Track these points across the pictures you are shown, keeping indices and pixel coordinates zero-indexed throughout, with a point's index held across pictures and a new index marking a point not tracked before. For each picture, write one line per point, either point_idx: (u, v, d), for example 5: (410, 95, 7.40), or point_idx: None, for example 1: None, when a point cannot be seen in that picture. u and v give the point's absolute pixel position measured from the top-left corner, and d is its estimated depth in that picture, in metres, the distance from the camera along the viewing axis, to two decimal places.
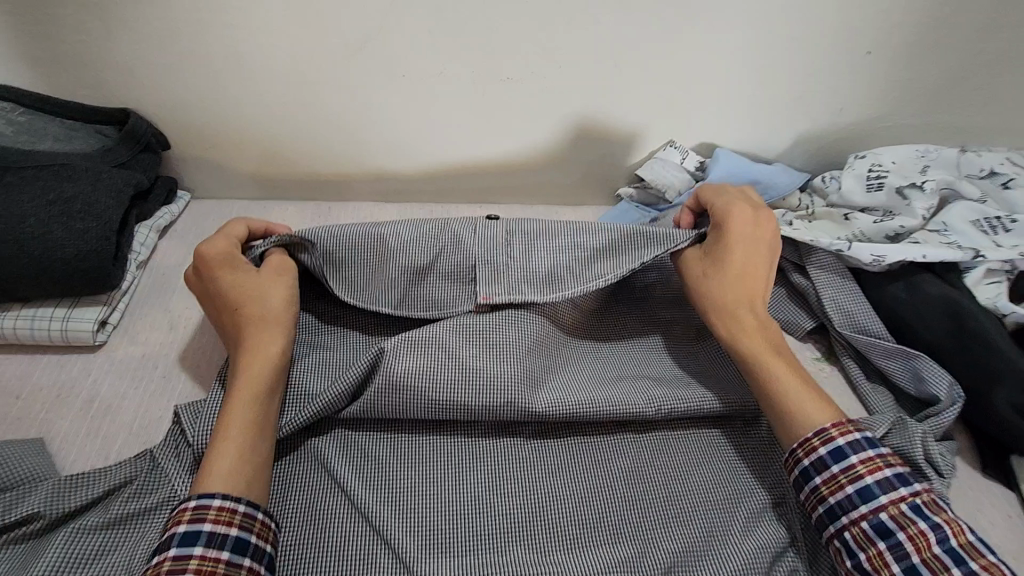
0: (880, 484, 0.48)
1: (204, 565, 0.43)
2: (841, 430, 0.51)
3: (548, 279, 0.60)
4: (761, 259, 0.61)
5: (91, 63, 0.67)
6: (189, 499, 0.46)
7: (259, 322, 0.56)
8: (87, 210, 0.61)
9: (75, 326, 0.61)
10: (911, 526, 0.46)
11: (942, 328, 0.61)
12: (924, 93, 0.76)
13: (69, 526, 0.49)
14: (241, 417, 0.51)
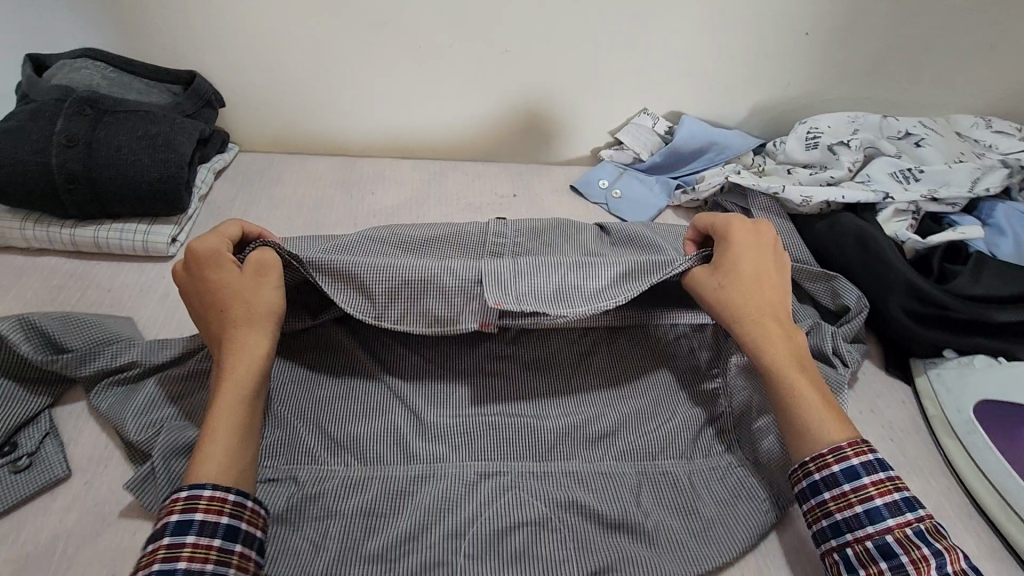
0: (888, 507, 0.49)
1: (196, 551, 0.45)
2: (856, 450, 0.51)
3: (557, 294, 0.59)
4: (768, 272, 0.60)
5: (172, 31, 0.83)
6: (180, 490, 0.48)
7: (245, 324, 0.55)
8: (167, 145, 0.76)
9: (153, 238, 0.76)
10: (913, 549, 0.47)
11: (854, 253, 0.75)
12: (856, 70, 0.90)
13: (157, 376, 0.62)
14: (231, 416, 0.51)
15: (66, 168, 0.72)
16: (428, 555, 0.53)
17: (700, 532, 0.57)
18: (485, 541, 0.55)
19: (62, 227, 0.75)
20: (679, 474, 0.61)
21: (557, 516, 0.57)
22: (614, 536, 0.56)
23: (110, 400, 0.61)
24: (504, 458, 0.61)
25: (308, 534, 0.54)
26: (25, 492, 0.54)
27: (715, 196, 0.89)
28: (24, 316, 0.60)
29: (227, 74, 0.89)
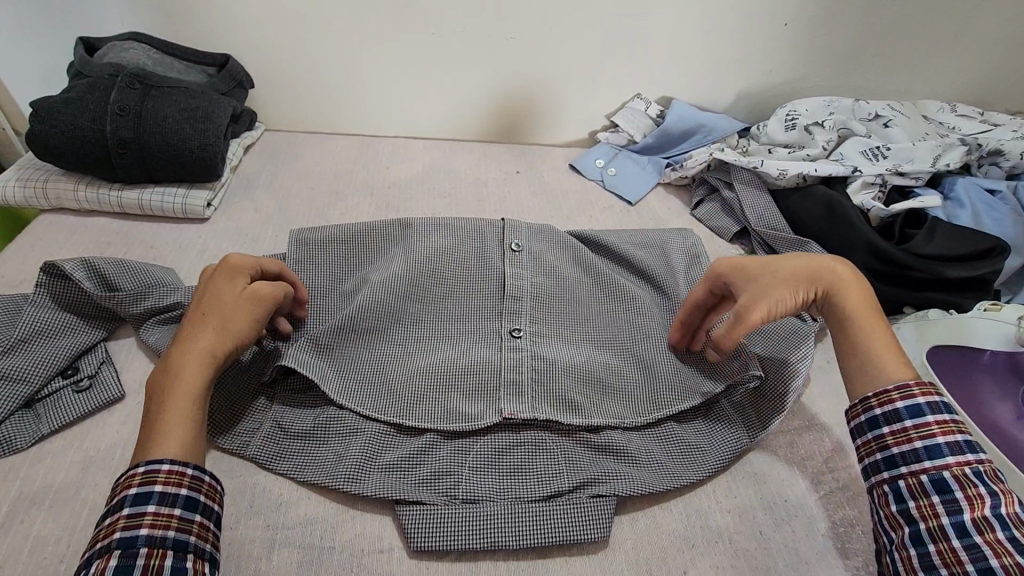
0: (948, 446, 0.48)
1: (156, 521, 0.46)
2: (924, 390, 0.50)
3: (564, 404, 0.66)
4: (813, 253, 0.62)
5: (209, 15, 0.93)
6: (139, 464, 0.48)
7: (213, 323, 0.56)
8: (206, 117, 0.85)
9: (192, 202, 0.85)
10: (969, 488, 0.46)
11: (821, 218, 0.83)
12: (832, 58, 0.98)
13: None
14: (185, 405, 0.51)
15: (119, 134, 0.81)
16: (437, 466, 0.61)
17: (678, 456, 0.64)
18: (487, 457, 0.62)
19: (112, 190, 0.84)
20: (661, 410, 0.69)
21: (551, 438, 0.64)
22: (601, 457, 0.64)
23: (158, 335, 0.69)
24: (503, 387, 0.66)
25: (333, 447, 0.62)
26: (86, 407, 0.62)
27: (703, 172, 0.96)
28: (86, 260, 0.69)
29: (258, 56, 0.98)
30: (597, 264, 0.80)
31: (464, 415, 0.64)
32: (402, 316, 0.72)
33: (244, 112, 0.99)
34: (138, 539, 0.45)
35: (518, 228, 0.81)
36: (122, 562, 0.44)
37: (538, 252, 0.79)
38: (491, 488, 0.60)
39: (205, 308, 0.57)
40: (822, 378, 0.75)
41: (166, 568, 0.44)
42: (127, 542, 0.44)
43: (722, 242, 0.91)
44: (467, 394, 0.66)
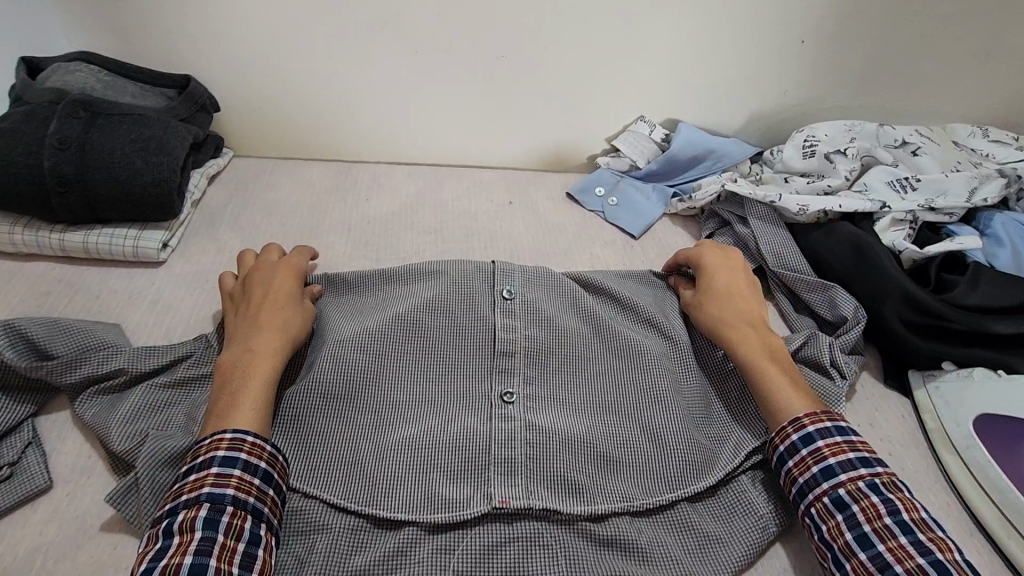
0: (841, 464, 0.56)
1: (241, 484, 0.51)
2: (813, 419, 0.59)
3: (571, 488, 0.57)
4: (744, 291, 0.71)
5: (167, 34, 0.84)
6: (226, 431, 0.54)
7: (283, 312, 0.64)
8: (160, 148, 0.76)
9: (144, 244, 0.76)
10: (863, 499, 0.53)
11: (849, 262, 0.75)
12: (854, 77, 0.90)
13: (145, 383, 0.62)
14: (260, 382, 0.58)
15: (58, 170, 0.71)
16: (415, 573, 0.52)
17: (695, 548, 0.56)
18: (475, 558, 0.54)
19: (52, 232, 0.75)
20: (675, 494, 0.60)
21: (550, 530, 0.56)
22: (607, 553, 0.55)
23: (94, 408, 0.60)
24: (492, 468, 0.57)
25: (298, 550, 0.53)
26: (4, 504, 0.53)
27: (712, 204, 0.88)
28: (10, 322, 0.59)
29: (223, 74, 0.88)
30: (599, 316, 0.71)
31: (450, 503, 0.56)
32: (379, 384, 0.63)
33: (208, 138, 0.90)
34: (224, 497, 0.50)
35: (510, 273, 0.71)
36: (210, 515, 0.49)
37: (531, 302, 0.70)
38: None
39: (280, 305, 0.64)
40: None
41: (244, 530, 0.50)
42: (216, 498, 0.50)
43: None
44: (453, 477, 0.57)
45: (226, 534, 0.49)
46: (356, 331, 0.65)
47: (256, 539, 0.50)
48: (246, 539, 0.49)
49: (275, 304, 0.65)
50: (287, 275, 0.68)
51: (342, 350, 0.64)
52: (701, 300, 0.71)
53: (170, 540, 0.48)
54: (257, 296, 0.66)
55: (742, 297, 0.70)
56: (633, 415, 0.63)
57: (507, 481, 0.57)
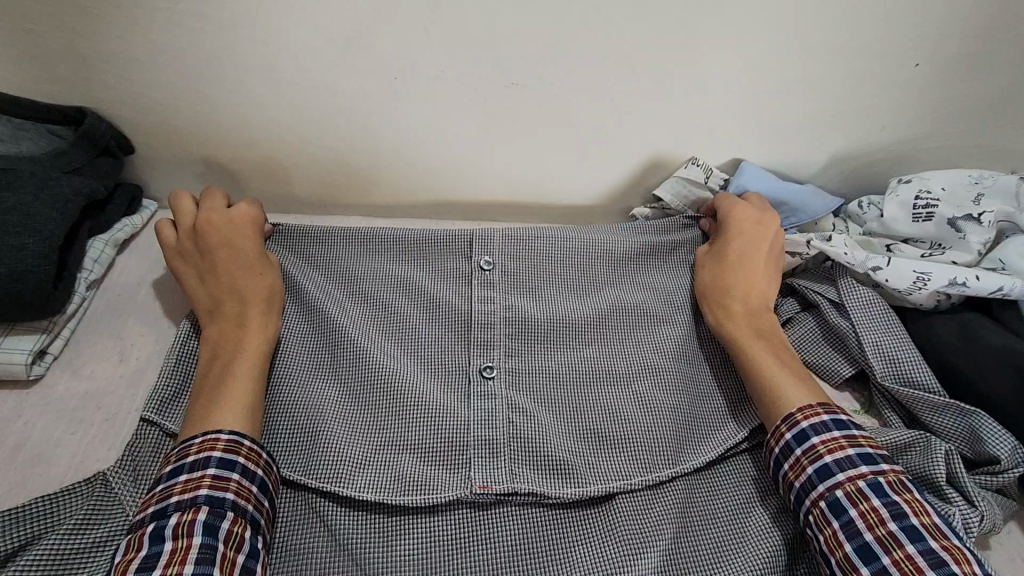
0: (837, 462, 0.50)
1: (241, 489, 0.47)
2: (806, 414, 0.53)
3: (564, 471, 0.54)
4: (752, 257, 0.64)
5: (44, 58, 0.60)
6: (221, 432, 0.49)
7: (261, 278, 0.59)
8: (24, 224, 0.54)
9: (6, 358, 0.53)
10: (863, 503, 0.48)
11: (1003, 382, 0.54)
12: (976, 113, 0.68)
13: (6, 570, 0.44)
14: (252, 356, 0.54)
15: None
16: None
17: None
18: None
19: None
20: None
21: (558, 520, 0.53)
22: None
23: None
24: (471, 449, 0.54)
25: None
26: None
27: (789, 278, 0.67)
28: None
29: (130, 106, 0.65)
30: (601, 357, 0.62)
31: (422, 486, 0.52)
32: (334, 365, 0.59)
33: (116, 188, 0.67)
34: (224, 501, 0.46)
35: (503, 387, 0.58)
36: (210, 520, 0.45)
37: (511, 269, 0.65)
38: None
39: (256, 274, 0.59)
40: None
41: (245, 540, 0.45)
42: (215, 502, 0.46)
43: (826, 387, 0.63)
44: (428, 458, 0.54)
45: (227, 543, 0.44)
46: (315, 312, 0.61)
47: (255, 551, 0.45)
48: (246, 551, 0.45)
49: (252, 271, 0.59)
50: (250, 233, 0.61)
51: (303, 330, 0.61)
52: (706, 260, 0.66)
53: (162, 545, 0.44)
54: (228, 260, 0.59)
55: (756, 264, 0.64)
56: (629, 412, 0.58)
57: (490, 467, 0.53)
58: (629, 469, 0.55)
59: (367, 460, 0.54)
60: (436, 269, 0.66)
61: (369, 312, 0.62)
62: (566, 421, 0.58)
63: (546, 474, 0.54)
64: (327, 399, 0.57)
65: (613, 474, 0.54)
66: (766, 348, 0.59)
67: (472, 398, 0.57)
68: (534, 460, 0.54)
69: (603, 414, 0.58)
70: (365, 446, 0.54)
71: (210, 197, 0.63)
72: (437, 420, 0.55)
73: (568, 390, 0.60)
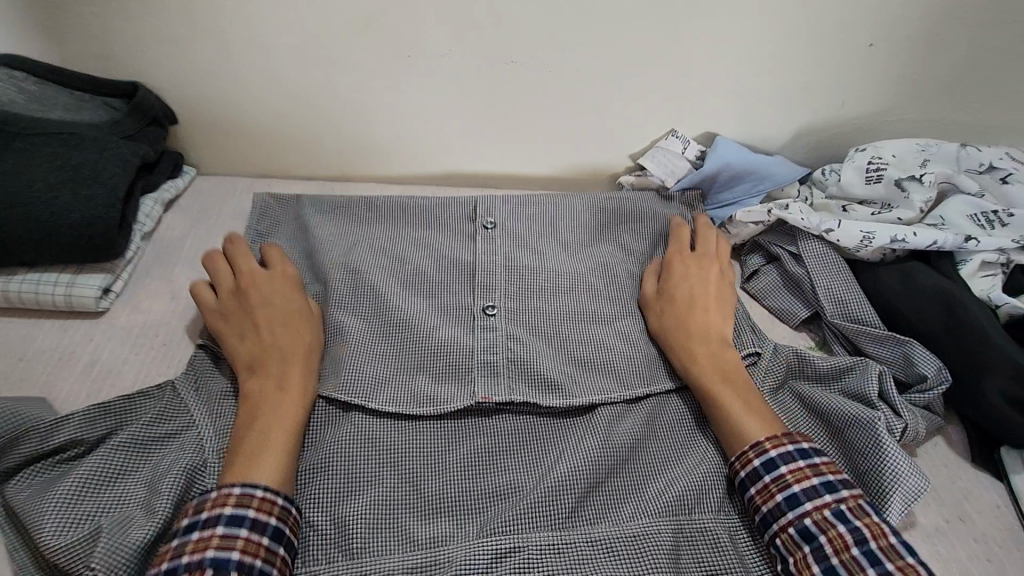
0: (805, 491, 0.52)
1: (248, 546, 0.47)
2: (773, 442, 0.55)
3: (555, 387, 0.62)
4: (705, 296, 0.68)
5: (104, 37, 0.70)
6: (234, 485, 0.49)
7: (296, 333, 0.61)
8: (95, 177, 0.63)
9: (79, 291, 0.63)
10: (829, 530, 0.50)
11: (933, 316, 0.63)
12: (926, 90, 0.76)
13: (99, 449, 0.52)
14: (294, 408, 0.56)
15: None
16: (433, 556, 0.51)
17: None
18: None
19: None
20: (718, 531, 0.54)
21: (551, 426, 0.61)
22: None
23: (33, 489, 0.49)
24: (476, 368, 0.63)
25: (318, 483, 0.55)
26: None
27: (754, 236, 0.76)
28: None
29: (177, 81, 0.74)
30: (588, 295, 0.71)
31: (434, 399, 0.61)
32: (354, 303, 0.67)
33: (163, 155, 0.76)
34: (230, 562, 0.45)
35: (503, 328, 0.66)
36: None
37: (513, 230, 0.74)
38: (505, 518, 0.54)
39: (296, 330, 0.61)
40: (939, 543, 0.55)
41: None
42: (220, 564, 0.45)
43: (785, 329, 0.72)
44: (439, 378, 0.63)
45: None
46: (340, 259, 0.70)
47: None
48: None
49: (294, 329, 0.61)
50: (286, 286, 0.65)
51: (333, 267, 0.70)
52: (655, 305, 0.68)
53: None
54: (269, 317, 0.62)
55: (708, 303, 0.67)
56: (612, 340, 0.67)
57: (491, 383, 0.62)
58: (613, 381, 0.64)
59: (392, 380, 0.62)
60: (442, 222, 0.76)
61: (384, 261, 0.71)
62: (559, 346, 0.67)
63: (538, 390, 0.62)
64: (355, 326, 0.66)
65: (598, 384, 0.64)
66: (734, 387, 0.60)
67: (477, 329, 0.66)
68: (529, 380, 0.63)
69: (588, 343, 0.67)
70: (386, 367, 0.63)
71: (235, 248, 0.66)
72: (448, 339, 0.65)
73: (558, 326, 0.68)
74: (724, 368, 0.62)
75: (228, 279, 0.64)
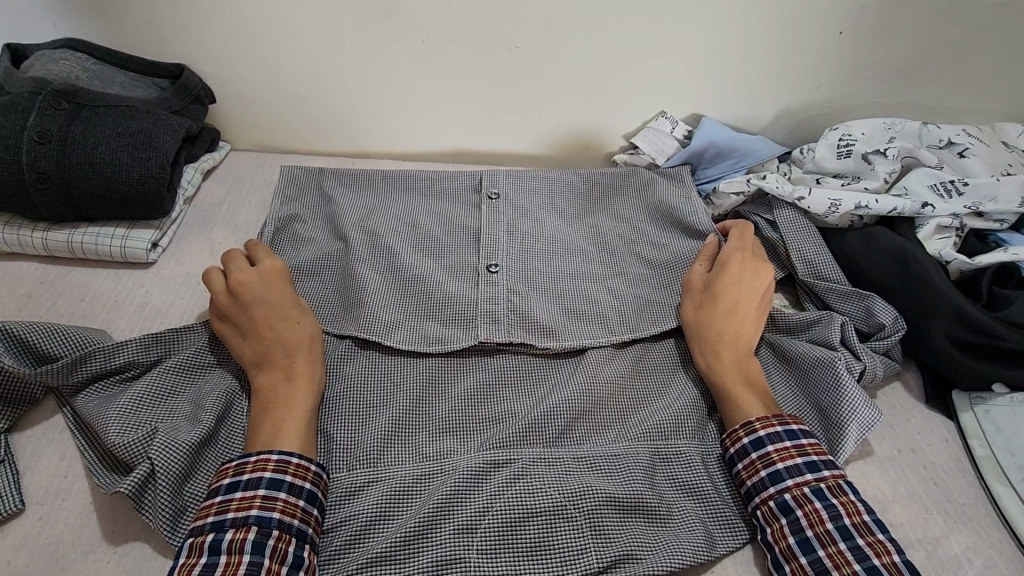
0: (788, 469, 0.55)
1: (287, 507, 0.50)
2: (764, 424, 0.58)
3: (549, 329, 0.68)
4: (749, 300, 0.67)
5: (157, 25, 0.79)
6: (272, 452, 0.53)
7: (295, 324, 0.61)
8: (149, 143, 0.71)
9: (132, 243, 0.72)
10: (806, 504, 0.53)
11: (889, 271, 0.70)
12: (894, 73, 0.83)
13: (153, 370, 0.59)
14: (307, 397, 0.58)
15: (38, 166, 0.67)
16: (436, 465, 0.57)
17: (716, 521, 0.56)
18: (487, 553, 0.52)
19: (35, 230, 0.71)
20: (691, 453, 0.60)
21: (544, 364, 0.67)
22: (631, 520, 0.55)
23: (100, 401, 0.57)
24: (479, 316, 0.69)
25: (342, 404, 0.61)
26: None
27: (736, 207, 0.83)
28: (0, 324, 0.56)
29: (218, 64, 0.83)
30: (582, 250, 0.77)
31: (441, 339, 0.67)
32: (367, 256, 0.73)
33: (203, 130, 0.85)
34: (271, 520, 0.49)
35: (505, 285, 0.71)
36: (258, 538, 0.48)
37: (517, 200, 0.80)
38: (502, 435, 0.60)
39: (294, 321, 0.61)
40: (892, 469, 0.61)
41: (288, 553, 0.48)
42: (264, 521, 0.48)
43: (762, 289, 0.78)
44: (448, 321, 0.68)
45: (272, 558, 0.47)
46: (356, 217, 0.77)
47: (300, 562, 0.48)
48: (290, 563, 0.48)
49: (292, 320, 0.61)
50: (277, 282, 0.63)
51: (351, 223, 0.76)
52: (696, 298, 0.69)
53: (216, 558, 0.47)
54: (268, 312, 0.61)
55: (749, 306, 0.67)
56: (602, 289, 0.73)
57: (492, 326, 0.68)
58: (602, 327, 0.70)
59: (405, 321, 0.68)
60: (452, 189, 0.81)
61: (398, 220, 0.78)
62: (552, 296, 0.72)
63: (533, 332, 0.68)
64: (370, 272, 0.72)
65: (589, 330, 0.69)
66: (751, 388, 0.62)
67: (479, 281, 0.72)
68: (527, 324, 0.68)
69: (580, 292, 0.73)
70: (398, 308, 0.69)
71: (235, 256, 0.65)
72: (455, 286, 0.71)
73: (554, 278, 0.74)
74: (745, 367, 0.63)
75: (220, 283, 0.62)
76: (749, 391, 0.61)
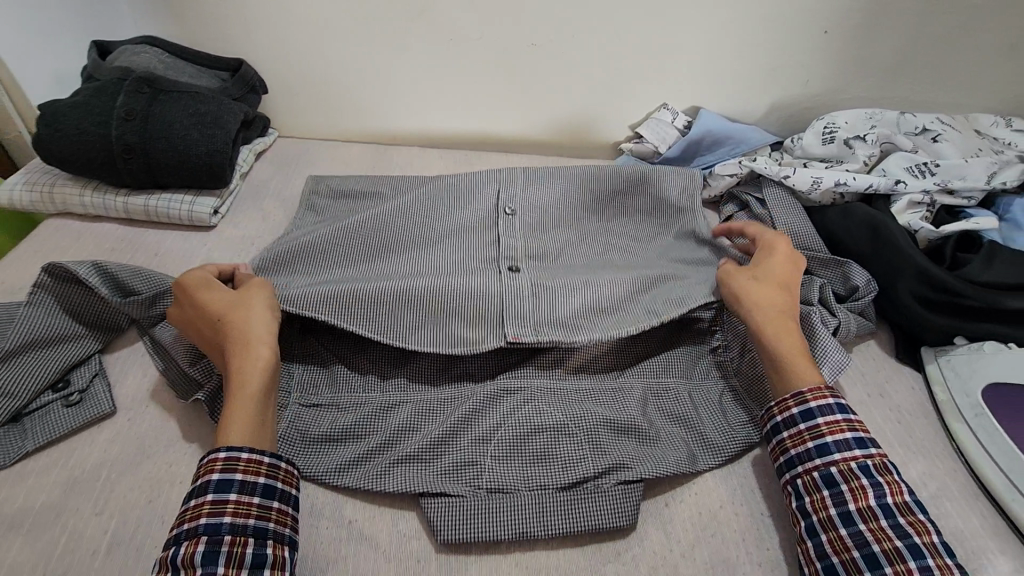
0: (836, 443, 0.57)
1: (239, 508, 0.51)
2: (815, 394, 0.60)
3: (569, 326, 0.68)
4: (791, 275, 0.70)
5: (223, 26, 0.91)
6: (219, 450, 0.53)
7: (225, 324, 0.60)
8: (215, 122, 0.82)
9: (197, 209, 0.83)
10: (853, 480, 0.55)
11: (863, 239, 0.78)
12: (876, 70, 0.92)
13: None
14: (249, 391, 0.57)
15: (125, 139, 0.79)
16: (458, 390, 0.66)
17: (699, 445, 0.64)
18: (498, 457, 0.61)
19: (118, 196, 0.83)
20: (680, 389, 0.69)
21: None
22: (624, 439, 0.63)
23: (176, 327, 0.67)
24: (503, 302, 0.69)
25: None
26: (74, 423, 0.59)
27: (731, 188, 0.91)
28: (99, 262, 0.66)
29: (271, 58, 0.95)
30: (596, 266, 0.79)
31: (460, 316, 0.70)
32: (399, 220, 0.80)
33: (257, 118, 0.97)
34: (221, 526, 0.49)
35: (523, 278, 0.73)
36: (209, 548, 0.48)
37: (527, 217, 0.83)
38: (514, 370, 0.69)
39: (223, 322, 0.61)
40: (861, 410, 0.69)
41: (246, 556, 0.49)
42: (214, 530, 0.49)
43: None
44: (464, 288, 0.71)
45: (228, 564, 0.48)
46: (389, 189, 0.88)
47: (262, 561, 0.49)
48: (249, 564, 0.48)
49: (220, 322, 0.61)
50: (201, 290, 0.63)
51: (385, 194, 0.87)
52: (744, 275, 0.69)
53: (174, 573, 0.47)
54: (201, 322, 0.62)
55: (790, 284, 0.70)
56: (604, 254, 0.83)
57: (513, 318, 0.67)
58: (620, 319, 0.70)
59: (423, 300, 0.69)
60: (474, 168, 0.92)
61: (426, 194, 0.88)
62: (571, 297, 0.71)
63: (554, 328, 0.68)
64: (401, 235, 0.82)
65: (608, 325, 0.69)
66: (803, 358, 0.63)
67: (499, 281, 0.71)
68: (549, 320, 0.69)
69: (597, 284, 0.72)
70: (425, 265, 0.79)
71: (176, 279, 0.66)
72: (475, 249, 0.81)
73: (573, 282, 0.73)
74: (795, 338, 0.65)
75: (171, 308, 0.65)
76: (802, 361, 0.63)
